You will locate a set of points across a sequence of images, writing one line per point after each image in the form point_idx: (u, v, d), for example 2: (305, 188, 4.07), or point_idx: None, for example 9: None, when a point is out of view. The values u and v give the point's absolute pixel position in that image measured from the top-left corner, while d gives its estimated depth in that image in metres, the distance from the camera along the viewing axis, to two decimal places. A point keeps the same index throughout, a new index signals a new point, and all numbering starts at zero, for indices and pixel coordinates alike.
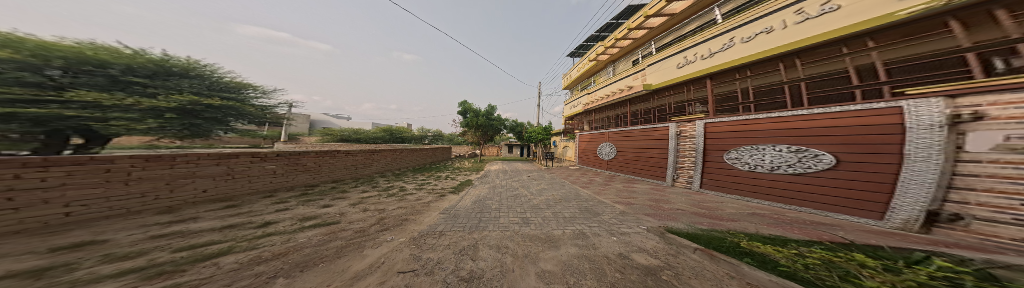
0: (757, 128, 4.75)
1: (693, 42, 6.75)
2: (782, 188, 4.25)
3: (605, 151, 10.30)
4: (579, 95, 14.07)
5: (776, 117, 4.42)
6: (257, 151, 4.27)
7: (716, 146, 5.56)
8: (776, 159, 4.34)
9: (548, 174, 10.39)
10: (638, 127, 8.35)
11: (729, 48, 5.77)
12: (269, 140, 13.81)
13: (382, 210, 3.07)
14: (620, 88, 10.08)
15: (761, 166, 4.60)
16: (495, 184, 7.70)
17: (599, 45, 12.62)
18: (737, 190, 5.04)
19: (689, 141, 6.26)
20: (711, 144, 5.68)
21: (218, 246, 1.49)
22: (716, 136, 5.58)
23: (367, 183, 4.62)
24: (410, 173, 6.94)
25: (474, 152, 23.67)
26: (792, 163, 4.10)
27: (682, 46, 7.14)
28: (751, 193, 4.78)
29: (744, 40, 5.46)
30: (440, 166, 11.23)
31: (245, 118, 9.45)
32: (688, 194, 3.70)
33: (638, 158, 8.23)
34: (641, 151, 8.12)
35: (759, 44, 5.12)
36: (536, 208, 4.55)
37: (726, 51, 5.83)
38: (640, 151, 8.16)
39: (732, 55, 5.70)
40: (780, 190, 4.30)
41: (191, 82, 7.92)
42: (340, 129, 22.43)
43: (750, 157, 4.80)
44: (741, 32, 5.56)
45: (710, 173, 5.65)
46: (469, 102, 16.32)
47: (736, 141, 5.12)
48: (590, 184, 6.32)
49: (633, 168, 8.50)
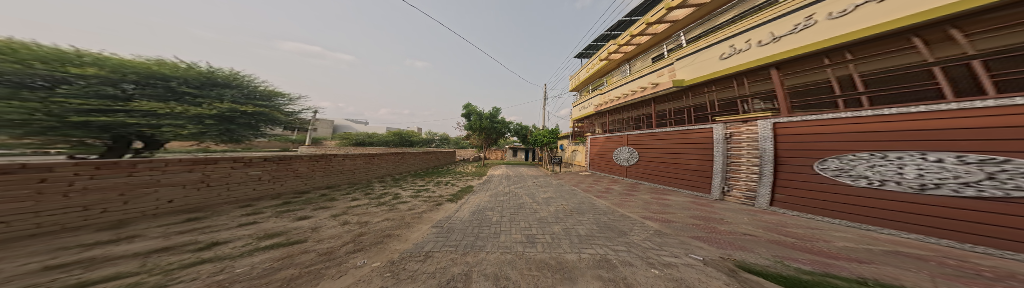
0: (853, 128, 3.47)
1: (749, 25, 5.42)
2: (920, 213, 2.76)
3: (622, 157, 9.21)
4: (589, 95, 13.05)
5: (886, 114, 3.16)
6: (240, 156, 4.10)
7: (800, 152, 4.16)
8: (936, 173, 2.66)
9: (555, 180, 9.59)
10: (669, 128, 7.24)
11: (804, 29, 4.37)
12: (292, 144, 14.85)
13: (364, 224, 2.73)
14: (638, 86, 9.00)
15: (904, 184, 2.91)
16: (497, 191, 7.15)
17: (611, 43, 11.58)
18: (840, 212, 3.55)
19: (744, 145, 5.13)
20: (790, 151, 4.31)
21: (113, 284, 1.10)
22: (803, 139, 4.15)
23: (361, 189, 4.36)
24: (408, 178, 6.68)
25: (479, 156, 23.48)
26: (972, 181, 2.40)
27: (731, 32, 5.87)
28: (869, 218, 3.24)
29: (830, 16, 3.99)
30: (443, 171, 11.04)
31: (274, 123, 9.74)
32: (742, 212, 2.83)
33: (672, 166, 7.02)
34: (674, 157, 6.95)
35: (852, 21, 3.67)
36: (543, 222, 3.91)
37: (798, 33, 4.46)
38: (673, 157, 6.99)
39: (808, 38, 4.27)
40: (918, 217, 2.78)
41: (234, 92, 8.53)
42: (355, 133, 23.72)
43: (878, 170, 3.16)
44: (829, 5, 4.04)
45: (783, 186, 4.38)
46: (474, 105, 16.13)
47: (834, 146, 3.69)
48: (606, 194, 5.50)
49: (664, 177, 7.26)
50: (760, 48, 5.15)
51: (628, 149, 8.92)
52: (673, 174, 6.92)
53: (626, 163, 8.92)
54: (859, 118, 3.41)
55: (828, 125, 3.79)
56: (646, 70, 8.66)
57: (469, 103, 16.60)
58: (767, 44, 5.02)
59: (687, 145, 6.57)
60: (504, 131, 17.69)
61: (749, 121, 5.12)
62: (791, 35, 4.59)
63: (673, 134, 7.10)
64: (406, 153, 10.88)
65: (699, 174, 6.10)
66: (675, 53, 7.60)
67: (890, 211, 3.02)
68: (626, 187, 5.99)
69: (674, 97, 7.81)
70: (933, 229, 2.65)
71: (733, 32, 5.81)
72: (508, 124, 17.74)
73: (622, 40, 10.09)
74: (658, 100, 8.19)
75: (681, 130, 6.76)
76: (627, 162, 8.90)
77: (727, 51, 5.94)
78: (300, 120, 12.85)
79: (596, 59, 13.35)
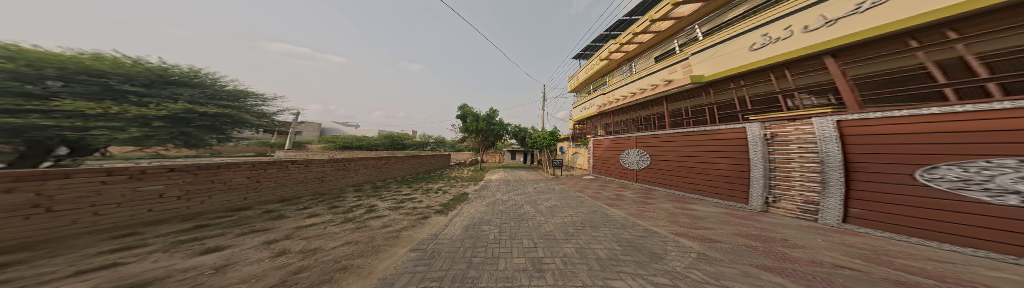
0: (926, 128, 2.69)
1: (796, 6, 4.57)
2: (999, 229, 2.09)
3: (630, 160, 8.59)
4: (591, 96, 12.58)
5: (963, 112, 2.41)
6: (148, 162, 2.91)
7: (880, 160, 3.11)
8: None
9: (557, 185, 8.97)
10: (686, 128, 6.64)
11: (872, 8, 3.48)
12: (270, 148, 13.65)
13: (312, 254, 1.96)
14: (643, 85, 8.56)
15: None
16: (495, 200, 6.45)
17: (612, 43, 11.35)
18: (928, 231, 2.64)
19: (786, 149, 4.32)
20: (865, 157, 3.26)
21: None
22: (875, 143, 3.16)
23: (327, 201, 3.54)
24: (393, 186, 5.85)
25: (476, 159, 22.69)
26: None
27: (770, 17, 5.04)
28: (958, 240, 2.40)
29: None
30: (436, 176, 10.24)
31: (244, 125, 8.69)
32: (807, 229, 2.26)
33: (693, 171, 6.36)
34: (696, 161, 6.30)
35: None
36: (551, 240, 3.24)
37: (864, 13, 3.57)
38: (695, 161, 6.34)
39: (877, 19, 3.41)
40: (996, 233, 2.11)
41: (194, 90, 7.66)
42: (343, 136, 22.51)
43: (1000, 182, 2.12)
44: None
45: (856, 199, 3.36)
46: (469, 106, 15.49)
47: (925, 153, 2.69)
48: (618, 201, 4.90)
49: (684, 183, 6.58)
50: (806, 35, 4.34)
51: (636, 151, 8.31)
52: (697, 180, 6.22)
53: (637, 166, 8.29)
54: (956, 115, 2.47)
55: (915, 123, 2.80)
56: (652, 67, 8.22)
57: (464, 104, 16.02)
58: (817, 29, 4.19)
59: (708, 148, 5.98)
60: (502, 133, 17.06)
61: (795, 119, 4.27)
62: (851, 16, 3.74)
63: (688, 135, 6.55)
64: (394, 157, 10.03)
65: (728, 181, 5.40)
66: (688, 48, 7.15)
67: (974, 227, 2.27)
68: (639, 192, 5.42)
69: (692, 94, 7.18)
70: (1003, 245, 2.06)
71: (770, 17, 5.04)
72: (506, 126, 17.16)
73: (624, 38, 9.86)
74: (671, 97, 7.64)
75: (701, 130, 6.16)
76: (637, 166, 8.27)
77: (761, 41, 5.20)
78: (279, 121, 11.84)
79: (596, 59, 13.08)
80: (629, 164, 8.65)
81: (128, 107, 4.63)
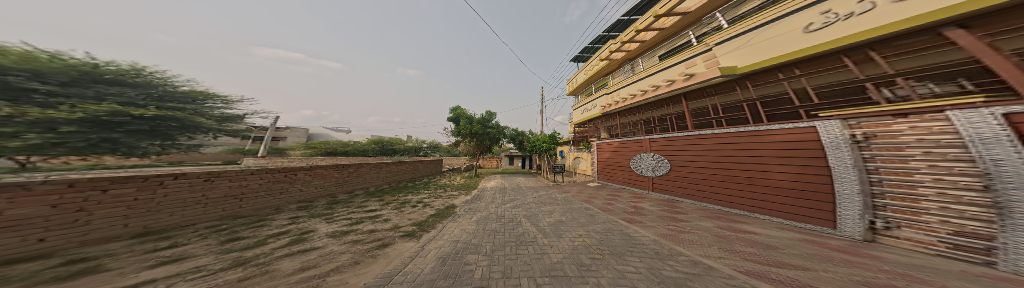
0: None
1: None
2: None
3: (642, 165, 7.52)
4: (592, 96, 11.85)
5: None
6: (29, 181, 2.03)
7: None
8: None
9: (559, 193, 8.02)
10: (713, 129, 5.50)
11: None
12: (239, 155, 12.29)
13: None
14: (653, 83, 7.81)
15: None
16: (486, 215, 5.41)
17: (612, 42, 10.90)
18: None
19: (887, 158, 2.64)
20: None
21: None
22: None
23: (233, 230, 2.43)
24: (354, 200, 4.66)
25: (471, 165, 21.61)
26: None
27: None
28: None
29: None
30: (423, 184, 9.16)
31: (192, 130, 7.47)
32: (982, 278, 1.36)
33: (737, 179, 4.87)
34: (738, 168, 4.85)
35: None
36: (560, 278, 2.27)
37: None
38: (736, 168, 4.90)
39: None
40: None
41: (131, 91, 6.49)
42: (329, 141, 21.17)
43: None
44: None
45: None
46: (463, 108, 14.61)
47: None
48: (637, 216, 3.94)
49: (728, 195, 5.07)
50: (892, 6, 3.00)
51: (647, 155, 7.28)
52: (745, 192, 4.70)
53: (648, 173, 7.26)
54: None
55: None
56: (662, 64, 7.50)
57: (457, 106, 15.16)
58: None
59: (748, 153, 4.65)
60: (499, 137, 16.16)
61: (896, 116, 2.63)
62: None
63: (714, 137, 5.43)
64: (370, 164, 8.81)
65: (794, 195, 3.84)
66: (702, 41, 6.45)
67: None
68: (660, 204, 4.49)
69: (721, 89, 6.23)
70: None
71: None
72: (503, 130, 16.30)
73: (626, 36, 9.33)
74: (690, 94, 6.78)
75: (733, 132, 4.99)
76: (648, 172, 7.24)
77: (823, 19, 3.83)
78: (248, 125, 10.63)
79: (596, 59, 12.58)
80: (639, 169, 7.63)
81: (13, 104, 3.61)
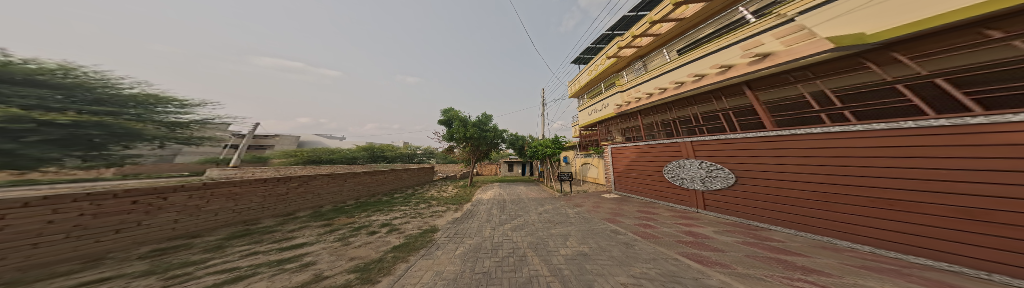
0: None
1: None
2: None
3: (685, 175, 5.72)
4: (602, 95, 10.50)
5: None
6: None
7: None
8: None
9: (569, 207, 6.58)
10: (779, 128, 3.90)
11: None
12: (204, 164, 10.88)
13: None
14: (676, 79, 6.63)
15: None
16: (478, 246, 3.95)
17: (620, 38, 9.99)
18: None
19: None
20: None
21: None
22: None
23: None
24: (283, 225, 3.25)
25: (467, 172, 20.16)
26: None
27: None
28: None
29: None
30: (405, 197, 7.76)
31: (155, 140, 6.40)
32: None
33: (888, 207, 2.51)
34: (881, 185, 2.58)
35: None
36: None
37: None
38: (877, 185, 2.62)
39: None
40: None
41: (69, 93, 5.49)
42: (314, 149, 19.76)
43: None
44: None
45: None
46: (457, 110, 13.47)
47: None
48: (710, 251, 2.60)
49: (873, 234, 2.64)
50: None
51: (694, 162, 5.45)
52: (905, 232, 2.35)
53: (693, 185, 5.53)
54: None
55: None
56: (693, 55, 6.30)
57: (449, 109, 13.98)
58: None
59: (875, 160, 2.63)
60: (496, 142, 14.88)
61: None
62: None
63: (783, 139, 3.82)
64: (330, 176, 7.18)
65: (969, 235, 1.84)
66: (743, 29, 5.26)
67: None
68: (734, 232, 3.04)
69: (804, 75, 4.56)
70: None
71: None
72: (501, 134, 15.01)
73: (637, 30, 8.39)
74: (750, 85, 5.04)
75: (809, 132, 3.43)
76: (694, 185, 5.51)
77: None
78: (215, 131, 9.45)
79: (601, 58, 11.59)
80: (679, 179, 5.93)
81: None
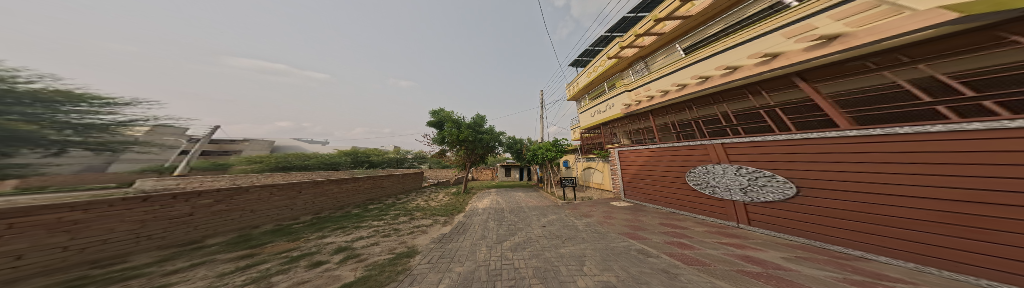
0: None
1: None
2: None
3: (722, 183, 4.98)
4: (605, 96, 9.93)
5: None
6: None
7: None
8: None
9: (577, 218, 5.80)
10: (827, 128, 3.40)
11: None
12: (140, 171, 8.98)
13: None
14: (700, 73, 5.95)
15: None
16: (473, 274, 3.05)
17: (621, 39, 9.83)
18: None
19: None
20: None
21: None
22: None
23: None
24: (165, 264, 2.12)
25: (461, 177, 19.02)
26: None
27: None
28: None
29: None
30: (387, 207, 6.68)
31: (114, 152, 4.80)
32: None
33: (974, 226, 1.98)
34: (1017, 203, 1.70)
35: None
36: None
37: None
38: (1011, 203, 1.73)
39: None
40: None
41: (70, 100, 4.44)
42: (288, 153, 17.73)
43: None
44: None
45: None
46: (449, 110, 12.64)
47: None
48: (784, 271, 1.92)
49: (962, 260, 2.07)
50: None
51: (734, 169, 4.69)
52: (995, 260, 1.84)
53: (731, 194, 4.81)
54: None
55: None
56: (721, 45, 5.63)
57: (440, 109, 13.12)
58: None
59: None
60: (492, 145, 14.03)
61: None
62: None
63: (835, 142, 3.26)
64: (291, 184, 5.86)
65: None
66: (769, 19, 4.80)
67: None
68: (814, 261, 2.18)
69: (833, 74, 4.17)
70: None
71: None
72: (497, 136, 14.23)
73: (639, 30, 8.27)
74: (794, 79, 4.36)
75: (863, 133, 2.93)
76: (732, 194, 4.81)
77: None
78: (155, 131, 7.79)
79: (601, 59, 11.46)
80: (711, 187, 5.22)
81: None
